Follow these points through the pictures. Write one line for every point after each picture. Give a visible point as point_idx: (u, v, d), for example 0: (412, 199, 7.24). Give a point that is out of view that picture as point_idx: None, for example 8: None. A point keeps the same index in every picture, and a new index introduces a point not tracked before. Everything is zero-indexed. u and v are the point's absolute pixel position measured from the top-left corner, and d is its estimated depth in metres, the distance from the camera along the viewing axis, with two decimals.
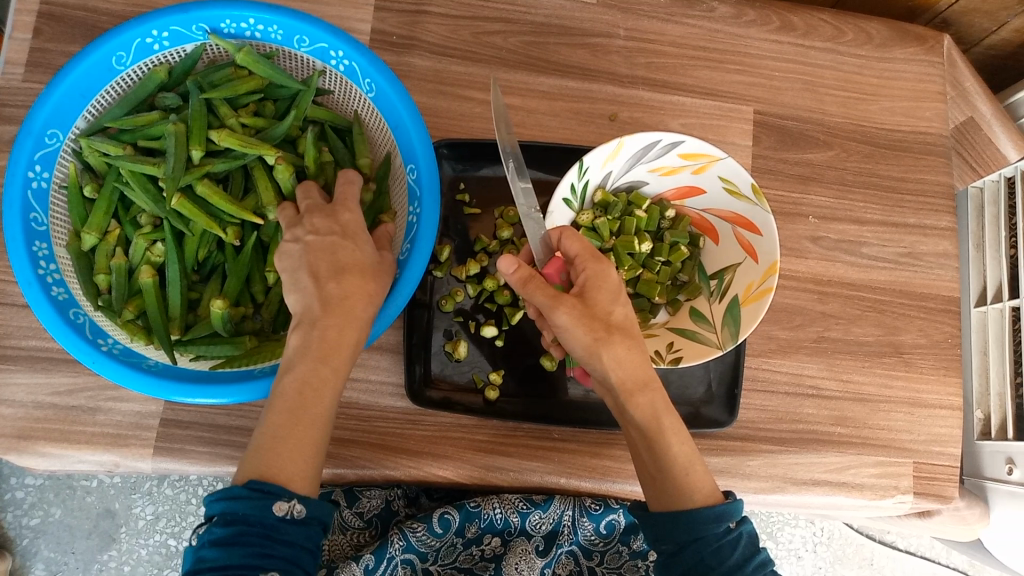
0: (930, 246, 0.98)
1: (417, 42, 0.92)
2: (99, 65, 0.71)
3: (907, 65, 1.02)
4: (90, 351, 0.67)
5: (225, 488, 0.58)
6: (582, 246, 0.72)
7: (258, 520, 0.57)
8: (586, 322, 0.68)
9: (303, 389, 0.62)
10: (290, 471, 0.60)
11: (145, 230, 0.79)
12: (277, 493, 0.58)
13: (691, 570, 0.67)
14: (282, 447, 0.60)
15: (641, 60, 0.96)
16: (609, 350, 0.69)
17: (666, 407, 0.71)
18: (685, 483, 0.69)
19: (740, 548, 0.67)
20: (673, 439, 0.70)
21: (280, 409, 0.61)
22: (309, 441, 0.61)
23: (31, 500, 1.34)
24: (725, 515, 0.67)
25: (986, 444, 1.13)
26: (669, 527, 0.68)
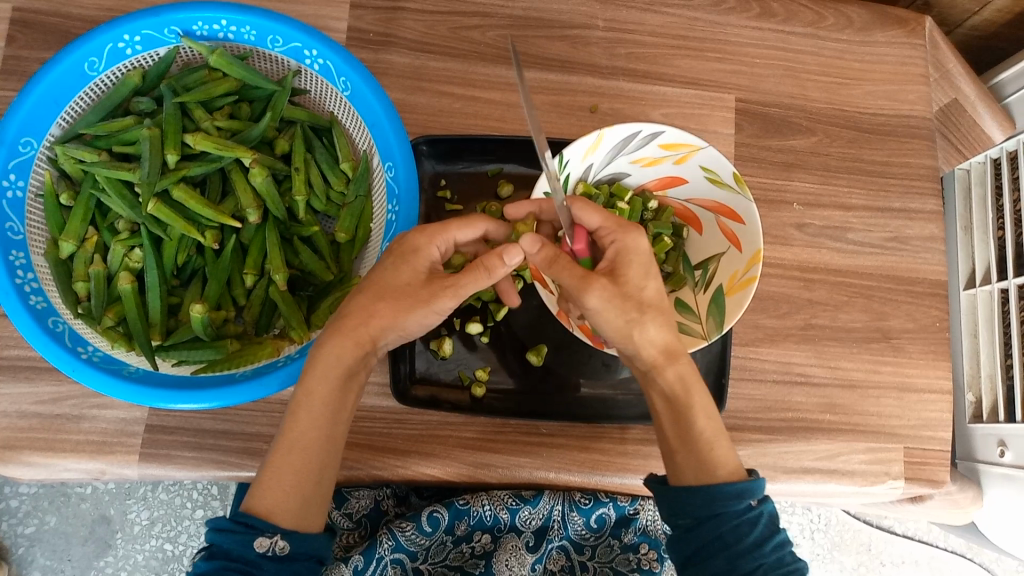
0: (916, 230, 0.98)
1: (394, 39, 0.92)
2: (71, 71, 0.70)
3: (889, 48, 1.02)
4: (70, 359, 0.67)
5: (215, 520, 0.64)
6: (605, 218, 0.71)
7: (238, 554, 0.62)
8: (619, 304, 0.68)
9: (319, 415, 0.67)
10: (284, 498, 0.64)
11: (123, 236, 0.79)
12: (261, 528, 0.62)
13: (706, 546, 0.66)
14: (284, 471, 0.65)
15: (621, 51, 0.95)
16: (640, 330, 0.69)
17: (696, 379, 0.71)
18: (710, 458, 0.69)
19: (759, 526, 0.66)
20: (700, 416, 0.70)
21: (290, 446, 0.66)
22: (310, 470, 0.66)
23: (26, 508, 1.34)
24: (747, 491, 0.66)
25: (978, 426, 1.13)
26: (688, 499, 0.68)
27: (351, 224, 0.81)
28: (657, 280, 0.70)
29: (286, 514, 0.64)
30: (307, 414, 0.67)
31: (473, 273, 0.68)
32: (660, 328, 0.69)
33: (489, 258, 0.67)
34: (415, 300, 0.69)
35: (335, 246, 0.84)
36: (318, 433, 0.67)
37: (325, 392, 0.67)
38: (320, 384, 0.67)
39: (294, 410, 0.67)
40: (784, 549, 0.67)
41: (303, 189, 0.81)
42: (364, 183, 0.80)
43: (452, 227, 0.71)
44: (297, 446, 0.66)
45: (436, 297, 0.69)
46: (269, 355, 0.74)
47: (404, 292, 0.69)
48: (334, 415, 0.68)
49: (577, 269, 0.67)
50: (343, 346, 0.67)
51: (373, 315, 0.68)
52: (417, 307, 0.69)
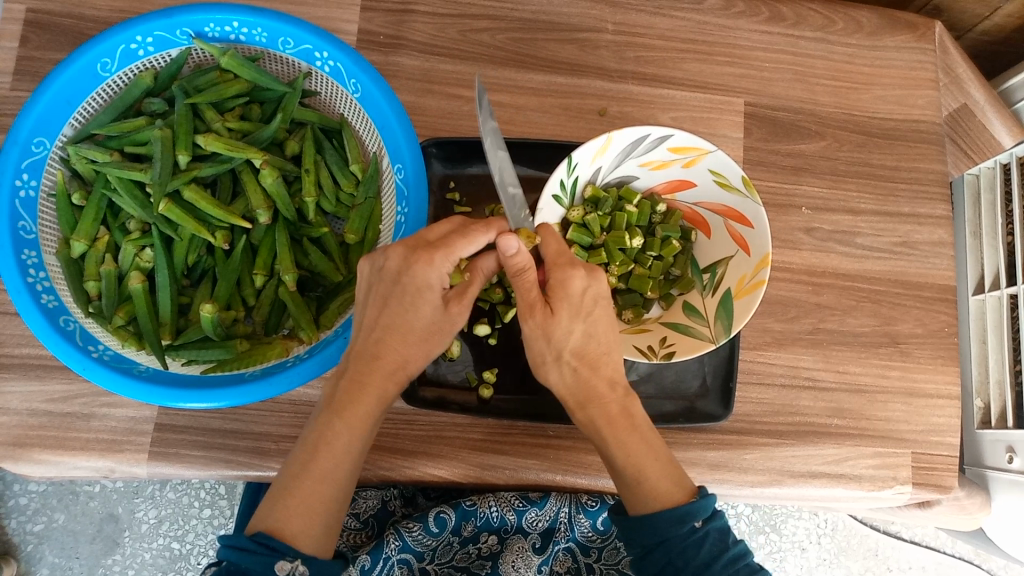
0: (925, 235, 0.98)
1: (404, 41, 0.92)
2: (84, 72, 0.71)
3: (898, 53, 1.02)
4: (81, 358, 0.67)
5: (235, 539, 0.64)
6: (558, 250, 0.72)
7: (256, 575, 0.62)
8: (543, 340, 0.71)
9: (346, 445, 0.69)
10: (306, 522, 0.65)
11: (135, 236, 0.80)
12: (282, 552, 0.62)
13: (662, 570, 0.67)
14: (309, 498, 0.66)
15: (630, 55, 0.96)
16: (555, 371, 0.73)
17: (626, 417, 0.71)
18: (641, 491, 0.69)
19: (706, 546, 0.66)
20: (620, 452, 0.70)
21: (313, 472, 0.67)
22: (333, 498, 0.67)
23: (35, 505, 1.35)
24: (687, 516, 0.66)
25: (987, 432, 1.12)
26: (633, 529, 0.68)
27: (360, 225, 0.82)
28: (588, 324, 0.71)
29: (308, 538, 0.65)
30: (341, 443, 0.68)
31: (473, 284, 0.74)
32: (577, 370, 0.71)
33: (483, 266, 0.74)
34: (439, 333, 0.73)
35: (343, 248, 0.85)
36: (346, 463, 0.69)
37: (355, 423, 0.69)
38: (354, 417, 0.69)
39: (322, 438, 0.68)
40: (742, 560, 0.67)
41: (312, 190, 0.81)
42: (373, 184, 0.80)
43: (457, 252, 0.69)
44: (325, 473, 0.67)
45: (456, 324, 0.74)
46: (278, 355, 0.75)
47: (431, 330, 0.72)
48: (365, 446, 0.71)
49: (530, 292, 0.70)
50: (375, 392, 0.70)
51: (409, 359, 0.72)
52: (442, 336, 0.73)
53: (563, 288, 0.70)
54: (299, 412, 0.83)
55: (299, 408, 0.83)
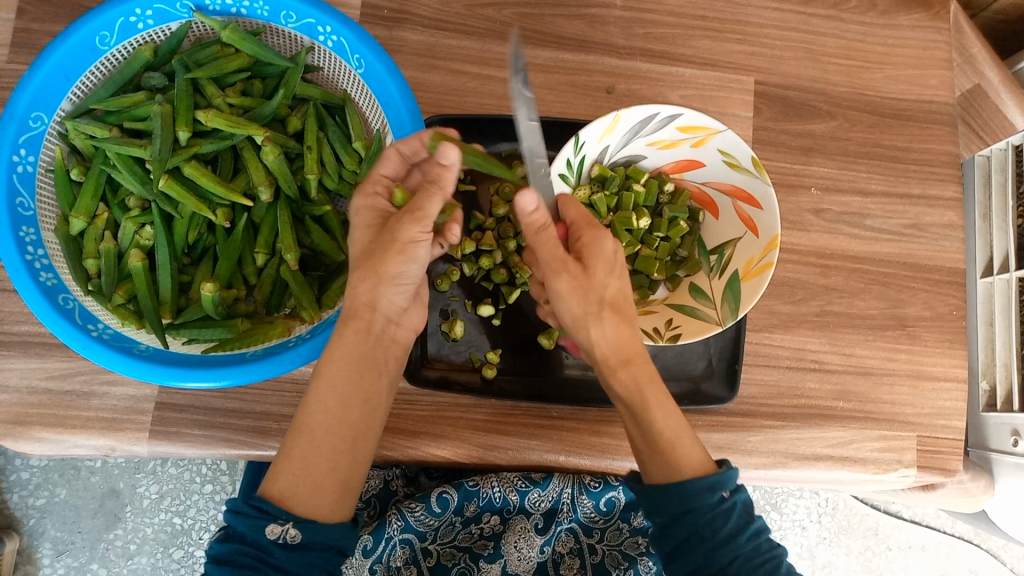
0: (935, 217, 0.96)
1: (409, 15, 0.90)
2: (82, 45, 0.69)
3: (912, 32, 1.00)
4: (80, 337, 0.66)
5: (234, 503, 0.65)
6: (579, 214, 0.71)
7: (252, 539, 0.63)
8: (581, 296, 0.68)
9: (328, 400, 0.68)
10: (294, 483, 0.65)
11: (134, 213, 0.78)
12: (274, 515, 0.63)
13: (684, 542, 0.67)
14: (297, 458, 0.66)
15: (639, 31, 0.94)
16: (597, 326, 0.69)
17: (652, 380, 0.70)
18: (673, 458, 0.68)
19: (733, 518, 0.66)
20: (658, 415, 0.69)
21: (303, 433, 0.67)
22: (320, 455, 0.66)
23: (36, 480, 1.35)
24: (717, 484, 0.66)
25: (992, 416, 1.12)
26: (660, 498, 0.68)
27: None
28: (620, 281, 0.71)
29: (297, 498, 0.65)
30: (319, 398, 0.68)
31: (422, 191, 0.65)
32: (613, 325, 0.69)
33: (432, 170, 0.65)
34: (380, 248, 0.66)
35: (346, 226, 0.83)
36: (331, 418, 0.68)
37: (334, 376, 0.68)
38: (329, 370, 0.68)
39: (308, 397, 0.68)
40: (761, 536, 0.68)
41: (315, 168, 0.80)
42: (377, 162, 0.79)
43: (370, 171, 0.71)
44: (314, 431, 0.67)
45: (396, 231, 0.65)
46: (279, 335, 0.74)
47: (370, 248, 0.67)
48: (350, 399, 0.68)
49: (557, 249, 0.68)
50: (341, 337, 0.68)
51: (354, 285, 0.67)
52: (392, 250, 0.66)
53: (595, 247, 0.70)
54: (302, 391, 0.82)
55: (301, 387, 0.82)
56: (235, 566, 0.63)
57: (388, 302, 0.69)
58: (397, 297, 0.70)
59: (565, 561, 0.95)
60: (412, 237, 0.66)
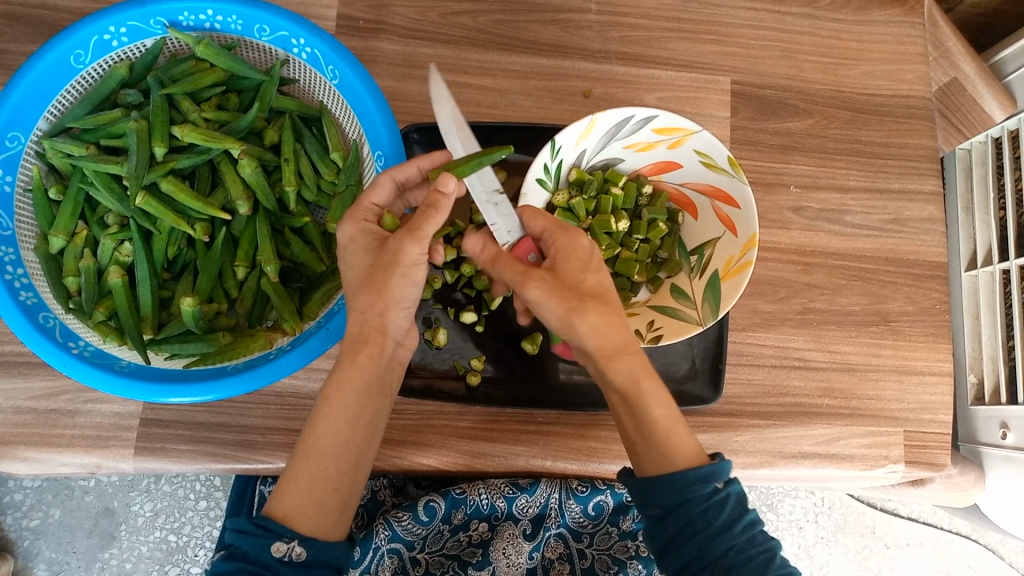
0: (915, 212, 0.97)
1: (384, 26, 0.91)
2: (57, 65, 0.70)
3: (887, 27, 1.00)
4: (61, 354, 0.67)
5: (236, 521, 0.63)
6: (547, 220, 0.70)
7: (256, 558, 0.62)
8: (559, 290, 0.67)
9: (338, 421, 0.68)
10: (300, 503, 0.65)
11: (113, 230, 0.78)
12: (279, 533, 0.62)
13: (678, 534, 0.67)
14: (301, 476, 0.66)
15: (614, 35, 0.94)
16: (582, 318, 0.67)
17: (647, 370, 0.69)
18: (668, 447, 0.68)
19: (726, 509, 0.66)
20: (655, 404, 0.69)
21: (305, 452, 0.67)
22: (326, 474, 0.66)
23: (30, 501, 1.34)
24: (711, 474, 0.66)
25: (980, 409, 1.12)
26: (653, 491, 0.67)
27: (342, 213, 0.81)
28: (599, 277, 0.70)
29: (302, 518, 0.64)
30: (333, 418, 0.68)
31: (422, 214, 0.65)
32: (605, 313, 0.68)
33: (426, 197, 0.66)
34: (383, 269, 0.67)
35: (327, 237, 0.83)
36: (337, 440, 0.68)
37: (342, 397, 0.68)
38: (338, 391, 0.68)
39: (315, 417, 0.68)
40: (756, 529, 0.68)
41: (293, 180, 0.80)
42: (353, 172, 0.79)
43: (364, 199, 0.70)
44: (322, 452, 0.67)
45: (401, 252, 0.66)
46: (262, 348, 0.74)
47: (371, 271, 0.67)
48: (356, 422, 0.69)
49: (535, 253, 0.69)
50: (352, 364, 0.69)
51: (363, 309, 0.68)
52: (394, 271, 0.66)
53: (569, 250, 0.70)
54: (286, 403, 0.82)
55: (285, 400, 0.82)
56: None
57: (397, 326, 0.71)
58: (404, 319, 0.71)
59: (554, 566, 0.95)
60: (413, 259, 0.66)
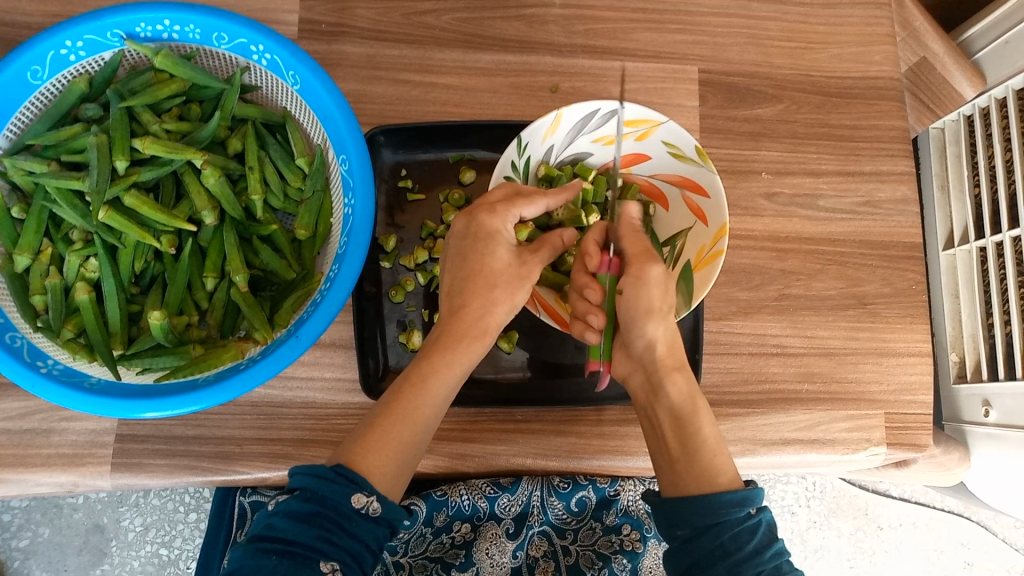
0: (888, 193, 0.97)
1: (347, 28, 0.90)
2: (14, 80, 0.70)
3: (853, 9, 1.00)
4: (30, 374, 0.66)
5: (313, 466, 0.62)
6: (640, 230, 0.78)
7: (334, 505, 0.60)
8: (659, 293, 0.73)
9: (436, 396, 0.70)
10: (380, 461, 0.65)
11: (77, 246, 0.77)
12: (361, 485, 0.61)
13: (707, 556, 0.66)
14: (391, 437, 0.66)
15: (579, 28, 0.94)
16: (664, 322, 0.74)
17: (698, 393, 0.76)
18: (714, 464, 0.71)
19: (758, 535, 0.67)
20: (704, 422, 0.74)
21: (392, 413, 0.68)
22: (412, 441, 0.68)
23: (18, 521, 1.34)
24: (747, 499, 0.68)
25: (963, 387, 1.12)
26: (685, 510, 0.69)
27: (310, 220, 0.80)
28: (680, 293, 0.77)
29: (382, 476, 0.65)
30: (430, 390, 0.70)
31: (542, 247, 0.76)
32: (671, 331, 0.75)
33: (550, 236, 0.77)
34: (519, 276, 0.73)
35: (295, 243, 0.83)
36: (428, 411, 0.70)
37: (447, 375, 0.71)
38: (444, 368, 0.71)
39: (416, 385, 0.69)
40: (782, 558, 0.67)
41: (259, 188, 0.79)
42: (320, 177, 0.79)
43: (521, 204, 0.72)
44: (412, 417, 0.68)
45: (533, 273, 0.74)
46: (233, 358, 0.74)
47: (509, 272, 0.73)
48: (446, 401, 0.72)
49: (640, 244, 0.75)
50: (465, 348, 0.72)
51: (493, 302, 0.73)
52: (523, 287, 0.74)
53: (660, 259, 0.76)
54: (263, 412, 0.82)
55: (261, 409, 0.82)
56: (313, 526, 0.59)
57: (502, 326, 0.76)
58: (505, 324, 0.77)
59: (539, 564, 0.94)
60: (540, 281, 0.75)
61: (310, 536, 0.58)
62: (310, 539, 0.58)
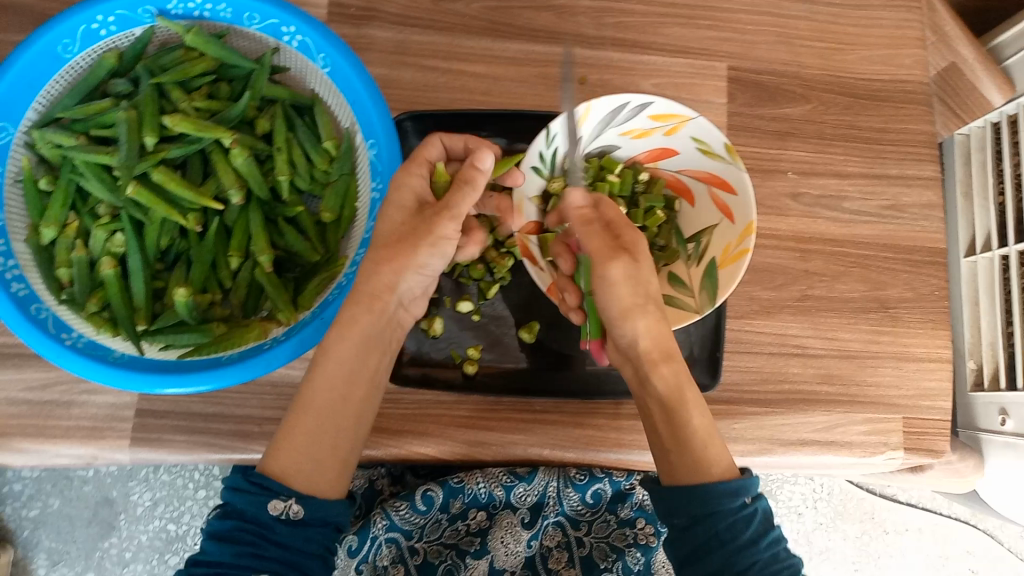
0: (914, 197, 0.96)
1: (376, 13, 0.90)
2: (44, 54, 0.70)
3: (884, 11, 0.99)
4: (54, 346, 0.66)
5: (232, 479, 0.67)
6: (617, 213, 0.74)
7: (252, 516, 0.65)
8: (632, 285, 0.71)
9: (334, 378, 0.70)
10: (294, 460, 0.68)
11: (104, 220, 0.77)
12: (277, 491, 0.66)
13: (702, 546, 0.67)
14: (296, 433, 0.69)
15: (609, 21, 0.93)
16: (643, 318, 0.71)
17: (687, 380, 0.73)
18: (704, 456, 0.70)
19: (753, 525, 0.68)
20: (693, 412, 0.71)
21: (298, 408, 0.70)
22: (322, 434, 0.69)
23: (29, 491, 1.34)
24: (742, 490, 0.68)
25: (980, 395, 1.11)
26: (681, 501, 0.69)
27: (336, 203, 0.80)
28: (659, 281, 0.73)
29: (298, 474, 0.68)
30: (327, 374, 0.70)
31: (456, 189, 0.71)
32: (658, 320, 0.72)
33: (465, 170, 0.72)
34: (413, 232, 0.70)
35: (320, 226, 0.83)
36: (332, 395, 0.70)
37: (344, 354, 0.70)
38: (339, 347, 0.70)
39: (313, 371, 0.71)
40: (778, 546, 0.69)
41: (286, 170, 0.79)
42: (347, 161, 0.79)
43: (424, 153, 0.73)
44: (315, 409, 0.70)
45: (437, 228, 0.70)
46: (256, 339, 0.74)
47: (405, 228, 0.71)
48: (357, 377, 0.72)
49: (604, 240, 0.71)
50: (355, 321, 0.70)
51: (379, 263, 0.70)
52: (421, 241, 0.70)
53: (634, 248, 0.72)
54: (282, 393, 0.82)
55: (281, 389, 0.82)
56: (234, 543, 0.64)
57: (406, 288, 0.73)
58: (416, 285, 0.73)
59: (553, 555, 0.94)
60: (446, 233, 0.71)
61: (236, 550, 0.64)
62: (232, 557, 0.64)
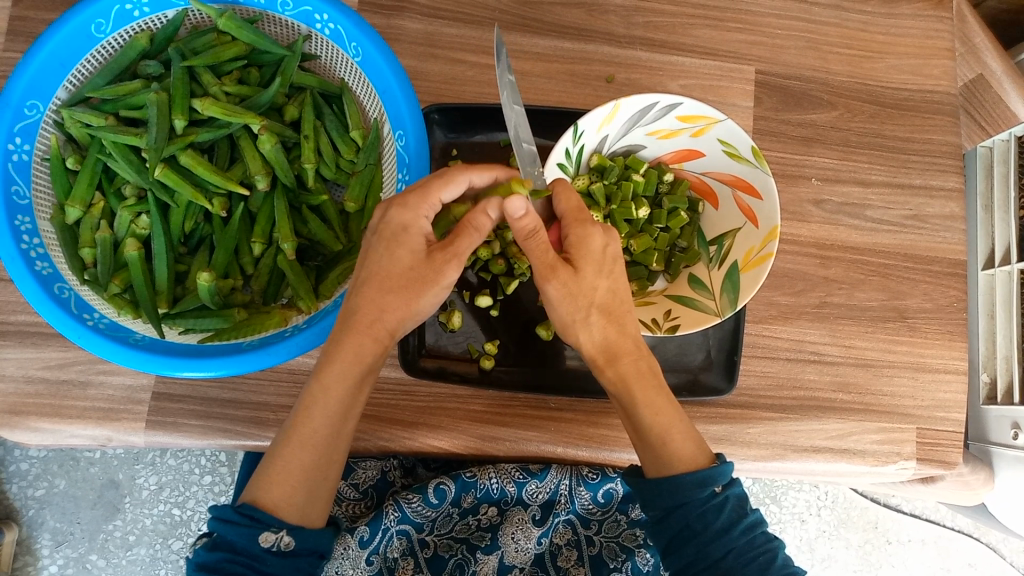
0: (936, 208, 0.96)
1: (407, 4, 0.90)
2: (78, 33, 0.69)
3: (914, 21, 0.99)
4: (76, 326, 0.66)
5: (219, 510, 0.63)
6: (572, 205, 0.70)
7: (242, 547, 0.62)
8: (570, 301, 0.69)
9: (330, 413, 0.67)
10: (290, 493, 0.64)
11: (130, 203, 0.78)
12: (267, 523, 0.62)
13: (678, 535, 0.68)
14: (292, 466, 0.65)
15: (639, 20, 0.93)
16: (584, 330, 0.70)
17: (642, 374, 0.71)
18: (666, 451, 0.69)
19: (726, 513, 0.67)
20: (647, 410, 0.70)
21: (293, 441, 0.66)
22: (319, 465, 0.66)
23: (36, 471, 1.35)
24: (708, 479, 0.66)
25: (992, 408, 1.12)
26: (654, 492, 0.68)
27: (360, 193, 0.81)
28: (612, 280, 0.70)
29: (291, 508, 0.64)
30: (320, 409, 0.66)
31: (464, 235, 0.67)
32: (604, 327, 0.70)
33: (471, 216, 0.67)
34: (417, 283, 0.68)
35: (343, 216, 0.83)
36: (327, 428, 0.67)
37: (339, 389, 0.67)
38: (336, 382, 0.67)
39: (307, 403, 0.67)
40: (755, 529, 0.68)
41: (312, 157, 0.79)
42: (373, 153, 0.79)
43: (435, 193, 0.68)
44: (310, 441, 0.66)
45: (441, 276, 0.68)
46: (276, 325, 0.74)
47: (408, 276, 0.68)
48: (348, 412, 0.68)
49: (548, 253, 0.68)
50: (353, 350, 0.67)
51: (385, 309, 0.68)
52: (426, 289, 0.68)
53: (583, 246, 0.69)
54: (298, 380, 0.82)
55: (297, 377, 0.82)
56: None
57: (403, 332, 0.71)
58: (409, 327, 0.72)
59: (562, 552, 0.96)
60: (451, 281, 0.69)
61: None
62: None
